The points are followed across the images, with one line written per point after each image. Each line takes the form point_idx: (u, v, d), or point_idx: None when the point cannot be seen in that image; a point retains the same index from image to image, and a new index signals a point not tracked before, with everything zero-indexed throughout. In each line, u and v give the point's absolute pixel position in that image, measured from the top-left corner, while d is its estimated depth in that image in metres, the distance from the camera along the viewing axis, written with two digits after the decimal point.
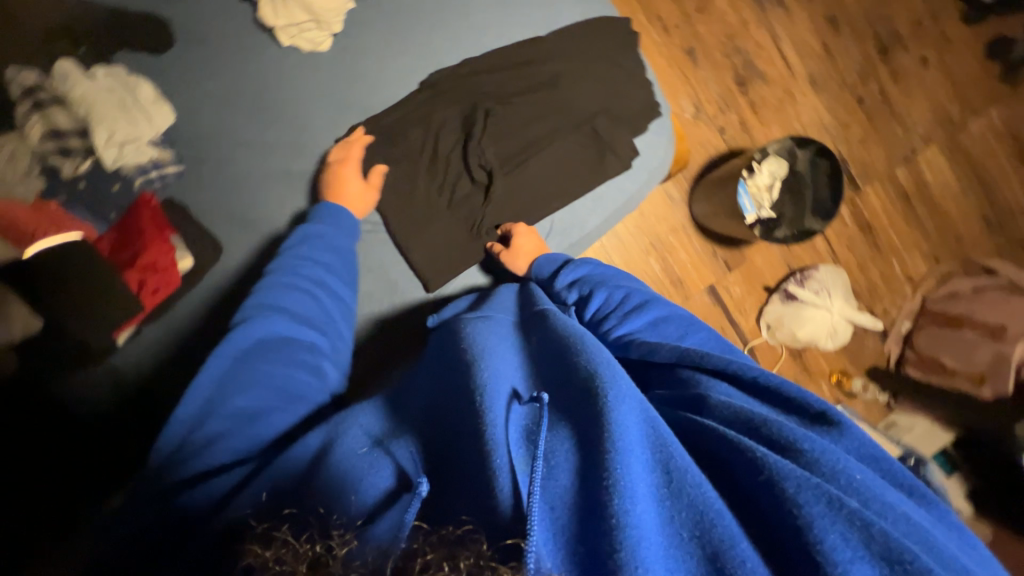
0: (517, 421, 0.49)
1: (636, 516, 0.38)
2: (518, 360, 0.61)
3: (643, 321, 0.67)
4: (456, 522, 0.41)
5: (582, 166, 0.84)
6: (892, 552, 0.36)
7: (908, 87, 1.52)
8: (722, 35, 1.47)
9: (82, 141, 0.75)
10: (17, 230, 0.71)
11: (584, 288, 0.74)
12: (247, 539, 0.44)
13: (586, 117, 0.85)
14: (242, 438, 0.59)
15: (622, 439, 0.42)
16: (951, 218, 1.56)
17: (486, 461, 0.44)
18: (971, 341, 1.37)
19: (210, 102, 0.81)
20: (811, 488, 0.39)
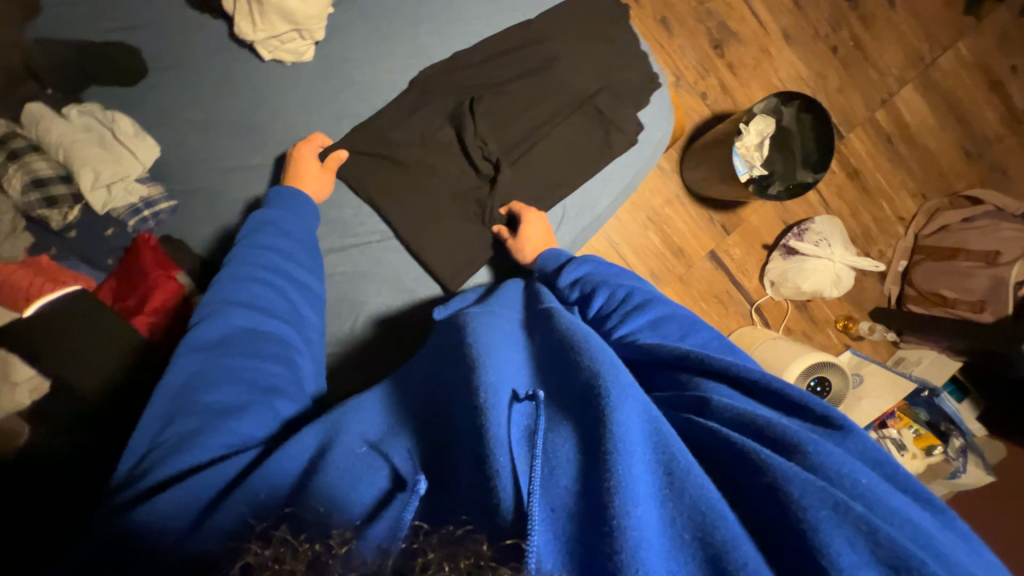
0: (518, 423, 0.48)
1: (637, 517, 0.38)
2: (519, 355, 0.59)
3: (644, 322, 0.62)
4: (456, 522, 0.41)
5: (588, 147, 0.83)
6: (897, 558, 0.35)
7: (878, 31, 1.54)
8: (693, 0, 1.46)
9: (67, 187, 0.69)
10: (12, 292, 0.66)
11: (585, 285, 0.70)
12: (245, 539, 0.40)
13: (586, 97, 0.83)
14: (216, 435, 0.53)
15: (623, 441, 0.41)
16: (933, 154, 1.60)
17: (487, 462, 0.43)
18: (966, 270, 1.41)
19: (194, 131, 0.78)
20: (816, 491, 0.38)
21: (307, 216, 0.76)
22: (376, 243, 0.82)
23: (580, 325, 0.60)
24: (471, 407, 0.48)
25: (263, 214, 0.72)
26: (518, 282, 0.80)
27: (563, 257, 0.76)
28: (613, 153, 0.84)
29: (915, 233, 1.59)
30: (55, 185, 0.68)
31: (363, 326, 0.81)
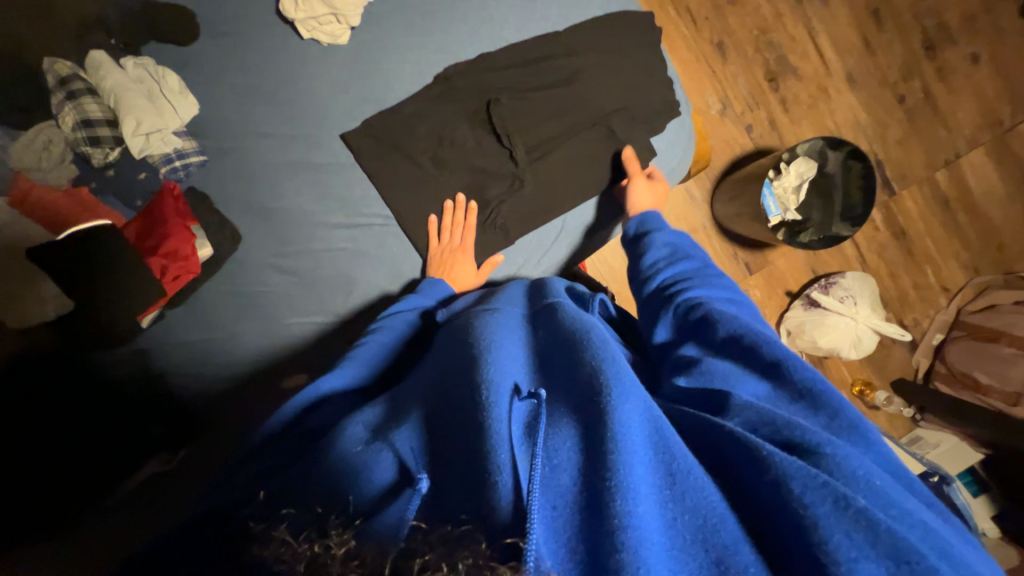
0: (519, 414, 0.48)
1: (637, 516, 0.37)
2: (519, 348, 0.60)
3: (721, 297, 0.65)
4: (455, 521, 0.39)
5: (597, 164, 0.85)
6: (900, 552, 0.36)
7: (955, 86, 1.43)
8: (754, 29, 1.41)
9: (112, 131, 0.77)
10: (54, 215, 0.77)
11: (674, 254, 0.73)
12: (248, 539, 0.39)
13: (603, 115, 0.84)
14: (275, 457, 0.53)
15: (628, 436, 0.42)
16: (995, 226, 1.47)
17: (487, 458, 0.43)
18: (1008, 357, 1.27)
19: (233, 95, 0.83)
20: (816, 487, 0.39)
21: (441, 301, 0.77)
22: (378, 227, 0.85)
23: (585, 318, 0.62)
24: (471, 403, 0.49)
25: (415, 299, 0.76)
26: (522, 283, 0.81)
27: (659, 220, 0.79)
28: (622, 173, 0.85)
29: (958, 307, 1.48)
30: (101, 128, 0.76)
31: (356, 301, 0.86)
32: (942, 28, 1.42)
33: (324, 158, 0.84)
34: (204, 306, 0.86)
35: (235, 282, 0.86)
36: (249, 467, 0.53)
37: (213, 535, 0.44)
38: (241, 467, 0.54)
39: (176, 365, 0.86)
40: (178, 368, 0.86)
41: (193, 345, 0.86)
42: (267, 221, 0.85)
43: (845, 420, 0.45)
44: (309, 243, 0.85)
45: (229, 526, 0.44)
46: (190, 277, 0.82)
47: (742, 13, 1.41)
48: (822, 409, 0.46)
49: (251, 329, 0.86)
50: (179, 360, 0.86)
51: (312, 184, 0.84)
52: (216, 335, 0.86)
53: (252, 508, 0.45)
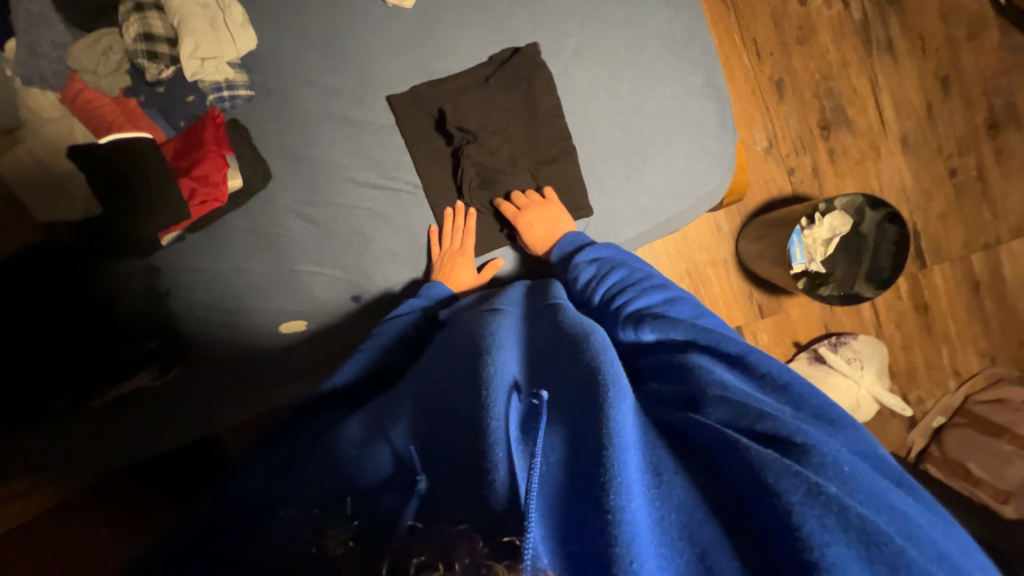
0: (514, 405, 0.49)
1: (631, 511, 0.36)
2: (517, 348, 0.60)
3: (658, 297, 0.65)
4: (450, 522, 0.39)
5: (621, 165, 0.84)
6: (869, 535, 0.36)
7: (1010, 170, 1.39)
8: (817, 73, 1.39)
9: (170, 49, 0.79)
10: (98, 118, 0.79)
11: (602, 268, 0.72)
12: (247, 546, 0.42)
13: (640, 122, 0.83)
14: (273, 465, 0.56)
15: (620, 428, 0.42)
16: (1021, 320, 1.43)
17: (483, 455, 0.43)
18: (1005, 454, 1.28)
19: (290, 37, 0.84)
20: (791, 477, 0.38)
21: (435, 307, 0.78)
22: (404, 193, 0.86)
23: (587, 322, 0.62)
24: (472, 394, 0.49)
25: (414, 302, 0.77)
26: (524, 284, 0.81)
27: (583, 241, 0.79)
28: (642, 187, 0.84)
29: (966, 393, 1.44)
30: (160, 44, 0.78)
31: (366, 262, 0.87)
32: (1009, 109, 1.38)
33: (364, 115, 0.85)
34: (220, 242, 0.88)
35: (256, 221, 0.87)
36: (249, 476, 0.56)
37: (219, 522, 0.48)
38: (254, 462, 0.59)
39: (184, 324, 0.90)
40: (192, 319, 0.89)
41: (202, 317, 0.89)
42: (297, 166, 0.86)
43: (809, 412, 0.47)
44: (334, 196, 0.86)
45: (234, 522, 0.47)
46: (216, 206, 0.83)
47: (807, 55, 1.38)
48: (787, 399, 0.48)
49: (265, 271, 0.88)
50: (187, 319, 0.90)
51: (346, 139, 0.85)
52: (234, 293, 0.88)
53: (257, 509, 0.48)
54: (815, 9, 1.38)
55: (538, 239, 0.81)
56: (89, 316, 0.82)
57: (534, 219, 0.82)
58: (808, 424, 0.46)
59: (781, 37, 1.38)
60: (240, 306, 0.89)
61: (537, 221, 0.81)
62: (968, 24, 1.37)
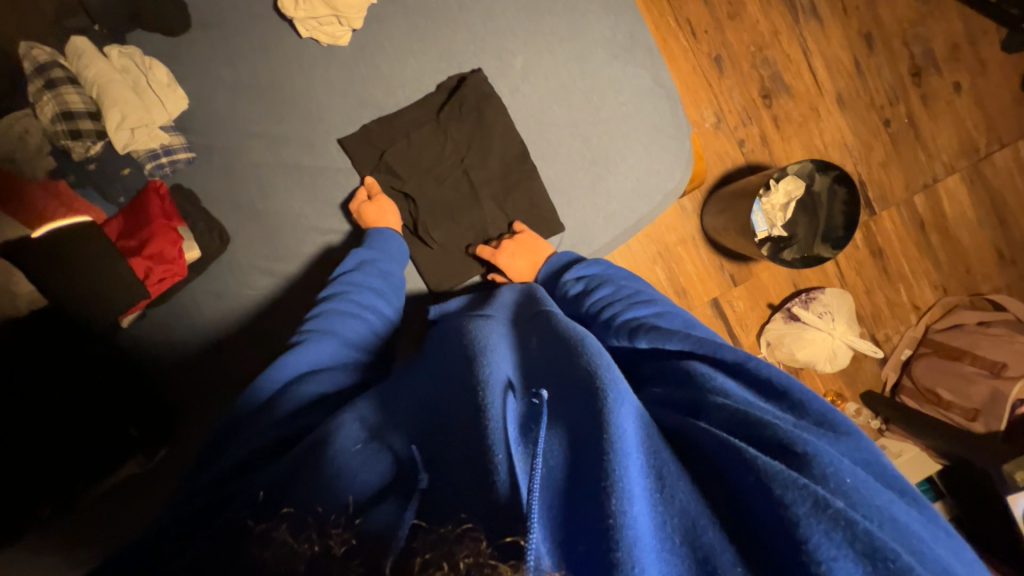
0: (514, 408, 0.50)
1: (632, 517, 0.37)
2: (510, 353, 0.61)
3: (650, 311, 0.67)
4: (454, 521, 0.39)
5: (584, 174, 0.85)
6: (875, 549, 0.37)
7: (937, 112, 1.49)
8: (751, 45, 1.43)
9: (94, 124, 0.73)
10: (26, 207, 0.72)
11: (590, 285, 0.74)
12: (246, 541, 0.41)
13: (596, 130, 0.84)
14: (259, 437, 0.55)
15: (622, 432, 0.43)
16: (964, 249, 1.54)
17: (485, 453, 0.45)
18: (969, 375, 1.37)
19: (223, 92, 0.80)
20: (797, 488, 0.39)
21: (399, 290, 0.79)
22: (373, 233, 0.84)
23: (578, 326, 0.63)
24: (471, 404, 0.50)
25: (361, 251, 0.77)
26: (515, 287, 0.80)
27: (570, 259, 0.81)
28: (609, 195, 0.85)
29: (926, 324, 1.55)
30: (82, 119, 0.72)
31: None
32: (928, 55, 1.46)
33: (317, 162, 0.82)
34: (189, 308, 0.84)
35: (222, 286, 0.84)
36: (223, 458, 0.54)
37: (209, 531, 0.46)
38: (222, 454, 0.55)
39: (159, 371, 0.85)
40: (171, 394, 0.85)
41: (178, 366, 0.85)
42: (256, 223, 0.82)
43: (813, 417, 0.47)
44: (300, 247, 0.83)
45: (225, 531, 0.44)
46: (176, 279, 0.79)
47: (740, 28, 1.42)
48: (787, 407, 0.48)
49: (241, 333, 0.84)
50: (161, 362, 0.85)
51: (304, 187, 0.82)
52: (211, 352, 0.84)
53: (250, 513, 0.45)
54: None
55: (522, 271, 0.81)
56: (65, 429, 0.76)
57: (512, 253, 0.81)
58: (810, 433, 0.46)
59: (713, 14, 1.41)
60: (218, 372, 0.84)
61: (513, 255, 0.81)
62: None
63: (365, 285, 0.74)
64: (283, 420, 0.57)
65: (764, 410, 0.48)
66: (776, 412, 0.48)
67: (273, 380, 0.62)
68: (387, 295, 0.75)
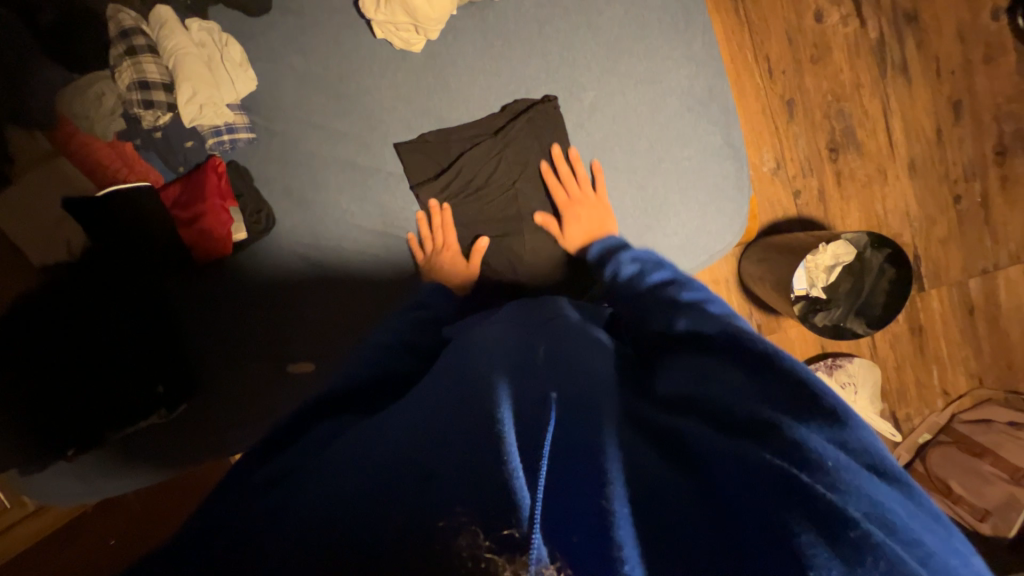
0: (507, 388, 0.46)
1: (621, 516, 0.37)
2: (504, 338, 0.57)
3: (698, 292, 0.64)
4: (450, 518, 0.35)
5: (631, 220, 0.83)
6: (837, 522, 0.36)
7: (1014, 197, 1.40)
8: (829, 94, 1.36)
9: (167, 96, 0.75)
10: (97, 167, 0.78)
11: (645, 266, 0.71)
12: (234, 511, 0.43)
13: (654, 178, 0.82)
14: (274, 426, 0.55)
15: (609, 441, 0.42)
16: (1010, 344, 1.47)
17: (492, 438, 0.40)
18: (987, 475, 1.35)
19: (292, 79, 0.81)
20: (766, 468, 0.39)
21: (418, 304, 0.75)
22: (411, 243, 0.85)
23: (596, 337, 0.60)
24: (462, 390, 0.48)
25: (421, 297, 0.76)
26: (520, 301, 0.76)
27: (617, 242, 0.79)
28: (654, 246, 0.83)
29: (953, 412, 1.48)
30: (157, 90, 0.74)
31: (370, 307, 0.86)
32: (1018, 135, 1.37)
33: (371, 163, 0.82)
34: (224, 282, 0.87)
35: (260, 269, 0.86)
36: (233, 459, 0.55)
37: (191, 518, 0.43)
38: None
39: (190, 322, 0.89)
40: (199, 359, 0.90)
41: (211, 333, 0.89)
42: (303, 214, 0.84)
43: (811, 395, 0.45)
44: (340, 240, 0.85)
45: (226, 509, 0.43)
46: (221, 256, 0.83)
47: (821, 74, 1.35)
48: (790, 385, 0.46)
49: (269, 309, 0.88)
50: (190, 313, 0.89)
51: (353, 187, 0.83)
52: (241, 322, 0.88)
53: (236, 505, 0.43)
54: (832, 25, 1.33)
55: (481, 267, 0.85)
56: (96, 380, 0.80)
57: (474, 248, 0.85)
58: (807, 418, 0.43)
59: (795, 55, 1.34)
60: (242, 344, 0.89)
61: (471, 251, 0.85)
62: (986, 46, 1.34)
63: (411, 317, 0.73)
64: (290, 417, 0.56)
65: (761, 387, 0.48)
66: (778, 396, 0.45)
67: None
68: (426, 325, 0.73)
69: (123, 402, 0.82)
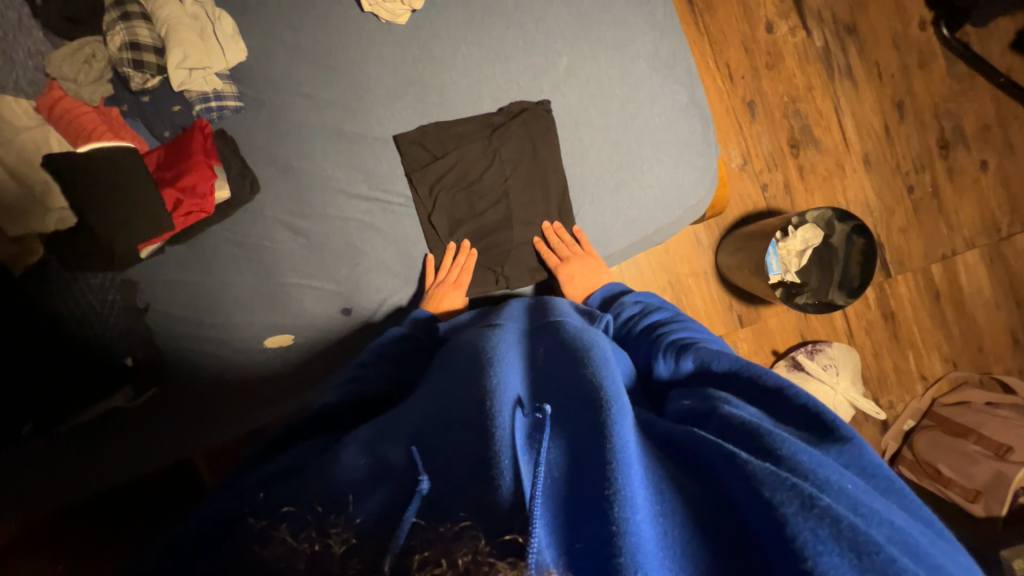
0: (517, 420, 0.50)
1: (637, 524, 0.38)
2: (520, 363, 0.60)
3: (704, 336, 0.70)
4: (454, 518, 0.41)
5: (608, 176, 0.88)
6: (860, 545, 0.38)
7: (961, 186, 1.50)
8: (785, 96, 1.47)
9: (157, 60, 0.78)
10: (76, 127, 0.78)
11: (646, 308, 0.80)
12: (247, 537, 0.42)
13: (627, 137, 0.88)
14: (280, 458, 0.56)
15: (626, 448, 0.43)
16: (978, 326, 1.52)
17: (489, 461, 0.44)
18: (972, 455, 1.33)
19: (282, 50, 0.85)
20: (786, 489, 0.40)
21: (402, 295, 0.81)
22: (397, 206, 0.88)
23: (585, 334, 0.64)
24: (479, 413, 0.49)
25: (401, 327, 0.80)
26: (523, 301, 0.83)
27: (620, 289, 0.86)
28: (631, 201, 0.89)
29: (932, 396, 1.51)
30: (147, 53, 0.77)
31: (359, 273, 0.88)
32: (957, 130, 1.50)
33: (357, 129, 0.86)
34: (209, 251, 0.87)
35: (245, 233, 0.87)
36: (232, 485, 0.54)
37: (218, 540, 0.45)
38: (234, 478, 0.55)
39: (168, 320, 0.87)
40: (172, 336, 0.87)
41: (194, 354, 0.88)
42: (289, 177, 0.86)
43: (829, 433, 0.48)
44: (325, 208, 0.87)
45: (246, 527, 0.44)
46: (202, 216, 0.82)
47: (776, 79, 1.47)
48: (797, 425, 0.51)
49: (252, 280, 0.87)
50: (170, 320, 0.87)
51: (340, 151, 0.86)
52: (227, 345, 0.88)
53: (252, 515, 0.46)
54: (782, 36, 1.47)
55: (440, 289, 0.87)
56: (71, 356, 0.80)
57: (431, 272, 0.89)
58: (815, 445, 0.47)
59: (752, 61, 1.46)
60: (221, 324, 0.88)
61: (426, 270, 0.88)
62: (919, 53, 1.49)
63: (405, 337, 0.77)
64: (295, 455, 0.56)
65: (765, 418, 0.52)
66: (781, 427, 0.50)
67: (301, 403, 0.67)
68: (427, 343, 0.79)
69: (86, 386, 0.81)
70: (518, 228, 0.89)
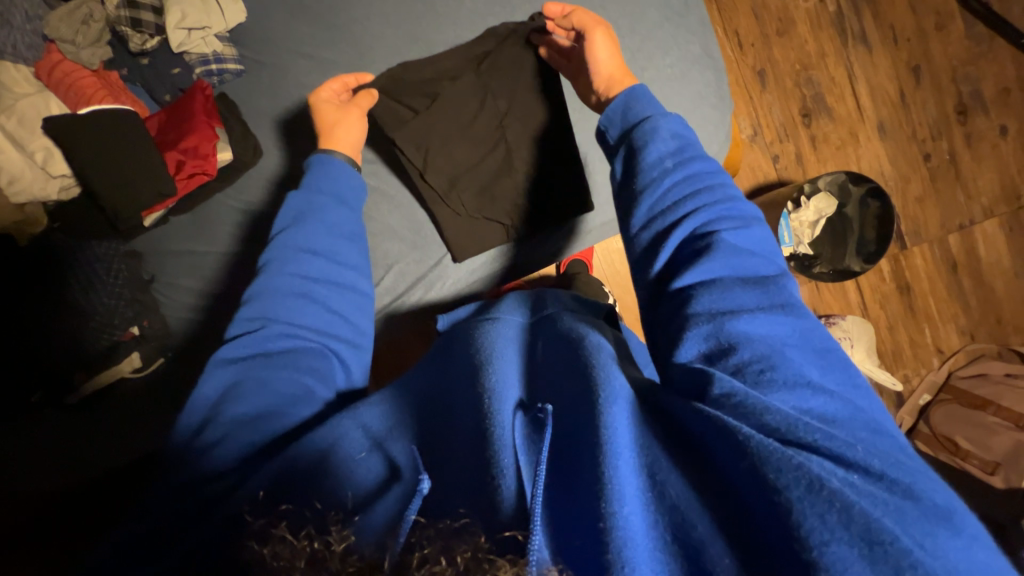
0: (512, 418, 0.47)
1: (624, 517, 0.36)
2: (519, 361, 0.58)
3: (725, 213, 0.59)
4: (453, 515, 0.39)
5: None
6: (872, 533, 0.34)
7: (980, 153, 1.46)
8: (797, 63, 1.43)
9: (155, 19, 0.78)
10: (76, 92, 0.77)
11: (679, 150, 0.63)
12: (245, 534, 0.39)
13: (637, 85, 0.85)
14: (247, 433, 0.54)
15: (617, 436, 0.41)
16: (998, 297, 1.48)
17: (489, 464, 0.43)
18: (991, 426, 1.31)
19: (283, 10, 0.85)
20: (792, 470, 0.37)
21: (360, 243, 0.73)
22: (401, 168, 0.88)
23: (584, 326, 0.61)
24: (476, 414, 0.48)
25: (297, 201, 0.71)
26: (524, 292, 0.80)
27: (647, 105, 0.66)
28: None
29: (949, 370, 1.47)
30: (145, 11, 0.77)
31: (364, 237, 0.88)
32: (976, 95, 1.45)
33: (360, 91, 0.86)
34: (212, 218, 0.86)
35: (247, 200, 0.86)
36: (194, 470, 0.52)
37: (214, 527, 0.45)
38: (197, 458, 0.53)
39: (178, 286, 0.87)
40: (180, 307, 0.88)
41: (203, 331, 0.87)
42: (291, 140, 0.85)
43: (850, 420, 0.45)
44: None
45: (239, 528, 0.42)
46: (206, 179, 0.81)
47: (788, 46, 1.43)
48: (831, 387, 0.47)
49: (257, 249, 0.86)
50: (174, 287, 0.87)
51: None
52: (225, 313, 0.87)
53: (249, 510, 0.44)
54: (794, 1, 1.43)
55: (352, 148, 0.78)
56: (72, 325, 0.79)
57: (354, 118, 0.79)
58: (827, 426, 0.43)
59: (763, 28, 1.42)
60: (228, 295, 0.87)
61: (343, 126, 0.77)
62: (936, 16, 1.44)
63: (317, 254, 0.67)
64: (250, 412, 0.56)
65: (793, 364, 0.47)
66: (807, 405, 0.45)
67: (229, 361, 0.60)
68: (351, 257, 0.71)
69: (85, 356, 0.80)
70: (525, 186, 0.88)
